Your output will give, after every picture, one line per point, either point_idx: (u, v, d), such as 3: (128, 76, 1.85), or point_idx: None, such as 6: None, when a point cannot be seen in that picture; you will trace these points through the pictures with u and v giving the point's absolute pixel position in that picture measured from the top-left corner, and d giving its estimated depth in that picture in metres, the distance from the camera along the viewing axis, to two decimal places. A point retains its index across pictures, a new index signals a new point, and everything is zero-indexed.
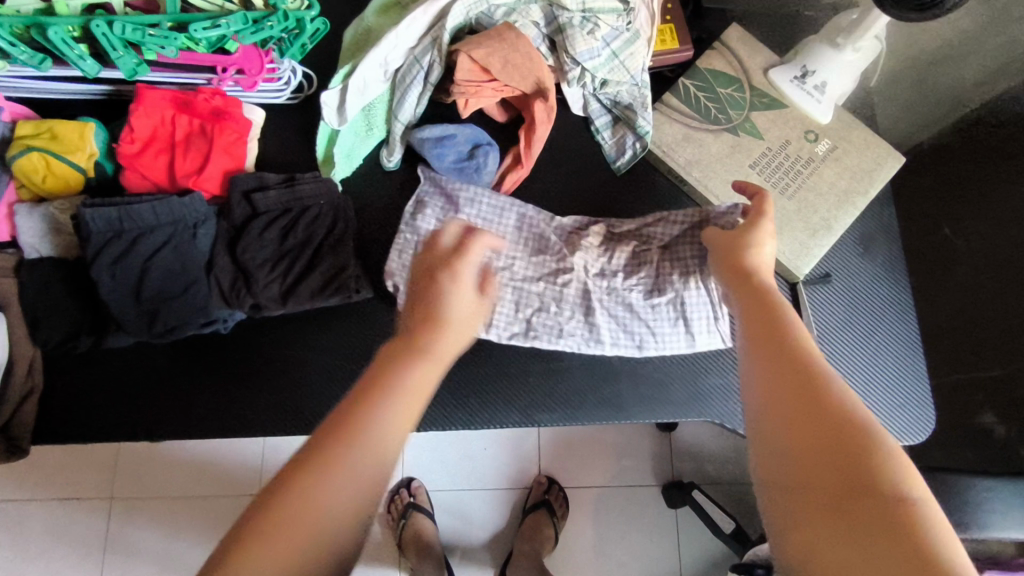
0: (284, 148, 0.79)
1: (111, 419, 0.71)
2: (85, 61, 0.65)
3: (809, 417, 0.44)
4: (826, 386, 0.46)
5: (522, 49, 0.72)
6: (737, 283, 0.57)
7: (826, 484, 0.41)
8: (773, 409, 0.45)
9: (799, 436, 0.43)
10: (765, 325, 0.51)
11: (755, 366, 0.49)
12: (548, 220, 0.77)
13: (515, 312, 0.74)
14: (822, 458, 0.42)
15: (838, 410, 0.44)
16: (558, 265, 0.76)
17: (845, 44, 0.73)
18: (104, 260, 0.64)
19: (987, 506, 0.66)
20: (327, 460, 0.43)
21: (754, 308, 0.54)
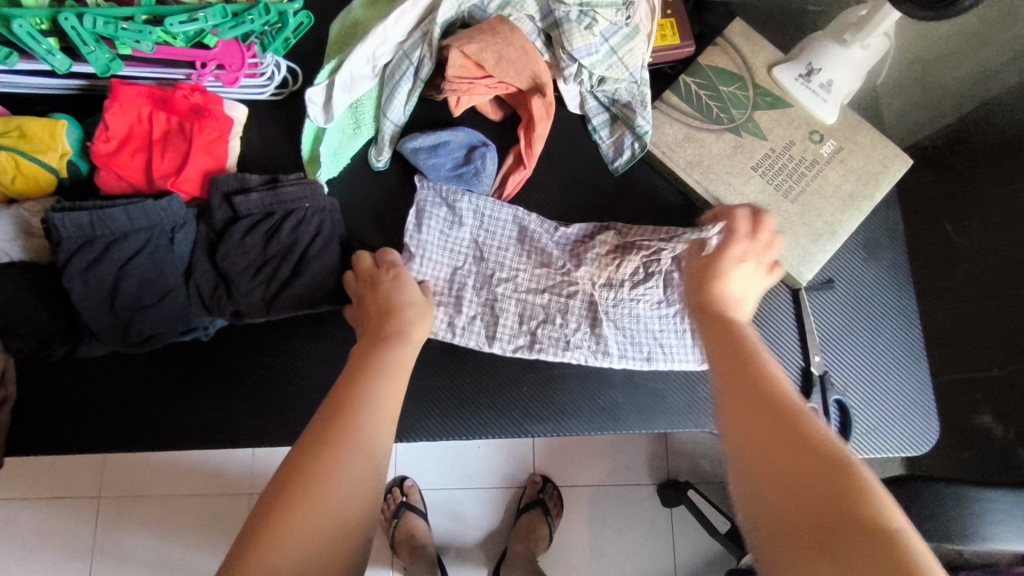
0: (268, 146, 0.75)
1: (89, 429, 0.68)
2: (55, 56, 0.61)
3: (788, 463, 0.41)
4: (804, 427, 0.43)
5: (516, 43, 0.69)
6: (705, 319, 0.56)
7: (802, 518, 0.38)
8: (751, 451, 0.43)
9: (777, 480, 0.40)
10: (734, 362, 0.49)
11: (727, 409, 0.47)
12: (553, 229, 0.74)
13: (519, 325, 0.73)
14: (800, 494, 0.39)
15: (812, 443, 0.41)
16: (563, 277, 0.74)
17: (852, 41, 0.69)
18: (75, 267, 0.61)
19: (989, 517, 0.62)
20: (341, 426, 0.48)
21: (723, 345, 0.52)
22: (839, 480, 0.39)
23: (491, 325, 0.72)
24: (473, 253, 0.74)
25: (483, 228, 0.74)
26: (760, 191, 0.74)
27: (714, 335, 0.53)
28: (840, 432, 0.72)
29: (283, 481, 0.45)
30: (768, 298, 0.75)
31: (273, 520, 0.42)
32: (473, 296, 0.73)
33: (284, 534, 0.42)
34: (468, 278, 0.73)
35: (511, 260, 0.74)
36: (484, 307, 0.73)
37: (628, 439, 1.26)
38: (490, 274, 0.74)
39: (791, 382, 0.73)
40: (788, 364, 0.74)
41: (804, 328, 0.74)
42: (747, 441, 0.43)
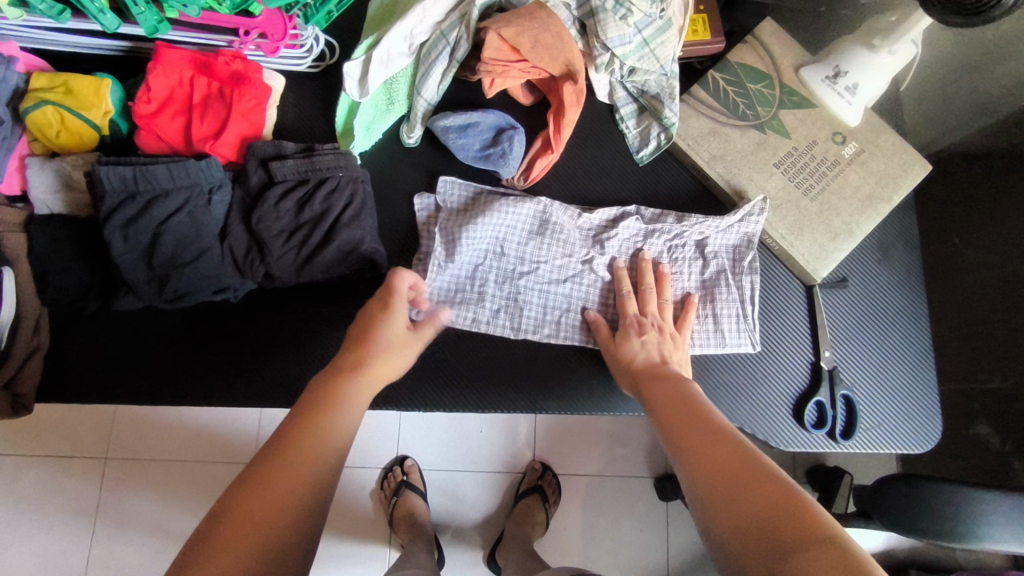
0: (303, 117, 0.77)
1: (114, 381, 0.70)
2: (105, 15, 0.63)
3: (729, 494, 0.46)
4: (730, 461, 0.48)
5: (553, 28, 0.70)
6: (650, 381, 0.63)
7: (752, 536, 0.42)
8: (706, 488, 0.48)
9: (722, 511, 0.45)
10: (677, 410, 0.57)
11: (681, 456, 0.52)
12: (576, 216, 0.76)
13: (544, 316, 0.74)
14: (748, 515, 0.44)
15: (753, 472, 0.47)
16: (583, 265, 0.75)
17: (881, 45, 0.70)
18: (117, 220, 0.64)
19: (989, 520, 0.64)
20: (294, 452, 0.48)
21: (672, 401, 0.59)
22: (780, 497, 0.44)
23: (515, 317, 0.74)
24: (494, 249, 0.75)
25: (505, 224, 0.74)
26: (780, 189, 0.76)
27: (662, 394, 0.60)
28: (845, 426, 0.74)
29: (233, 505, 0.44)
30: (782, 292, 0.77)
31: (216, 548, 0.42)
32: (497, 290, 0.74)
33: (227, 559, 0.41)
34: (490, 272, 0.75)
35: (532, 253, 0.75)
36: (508, 300, 0.74)
37: (628, 431, 1.28)
38: (512, 269, 0.75)
39: (800, 375, 0.75)
40: (799, 358, 0.75)
41: (816, 322, 0.76)
42: (697, 473, 0.49)
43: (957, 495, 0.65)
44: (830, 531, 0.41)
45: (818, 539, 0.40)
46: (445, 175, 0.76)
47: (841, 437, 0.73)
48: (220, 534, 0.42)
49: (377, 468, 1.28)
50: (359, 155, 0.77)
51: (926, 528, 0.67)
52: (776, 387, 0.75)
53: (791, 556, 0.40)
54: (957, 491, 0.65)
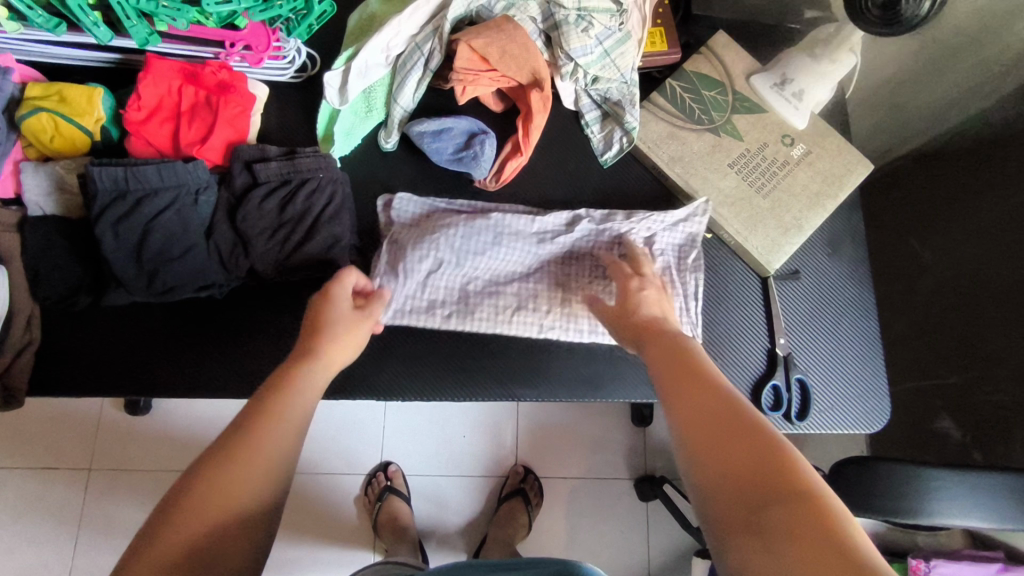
0: (286, 125, 0.82)
1: (105, 377, 0.73)
2: (99, 28, 0.67)
3: (720, 445, 0.49)
4: (723, 414, 0.51)
5: (519, 40, 0.76)
6: (646, 334, 0.65)
7: (733, 485, 0.46)
8: (695, 435, 0.51)
9: (715, 460, 0.48)
10: (672, 360, 0.59)
11: (673, 404, 0.55)
12: (527, 225, 0.79)
13: (493, 317, 0.78)
14: (732, 465, 0.47)
15: (742, 425, 0.49)
16: (529, 268, 0.80)
17: (822, 54, 0.78)
18: (108, 219, 0.67)
19: (935, 495, 0.69)
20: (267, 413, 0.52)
21: (666, 354, 0.60)
22: (765, 449, 0.47)
23: (466, 319, 0.78)
24: (449, 258, 0.78)
25: (460, 237, 0.77)
26: (735, 187, 0.81)
27: (657, 345, 0.63)
28: (800, 408, 0.78)
29: (178, 499, 0.45)
30: (737, 283, 0.82)
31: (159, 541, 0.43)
32: (447, 295, 0.78)
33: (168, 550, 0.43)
34: (443, 279, 0.78)
35: (484, 262, 0.78)
36: (457, 304, 0.78)
37: (607, 434, 1.32)
38: (460, 273, 0.78)
39: (757, 362, 0.80)
40: (755, 345, 0.80)
41: (771, 311, 0.81)
42: (688, 422, 0.52)
43: (901, 472, 0.70)
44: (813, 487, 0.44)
45: (797, 492, 0.43)
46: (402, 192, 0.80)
47: (796, 417, 0.78)
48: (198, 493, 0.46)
49: (361, 474, 1.30)
50: (339, 159, 0.81)
51: (888, 506, 0.70)
52: (735, 374, 0.79)
53: (772, 508, 0.43)
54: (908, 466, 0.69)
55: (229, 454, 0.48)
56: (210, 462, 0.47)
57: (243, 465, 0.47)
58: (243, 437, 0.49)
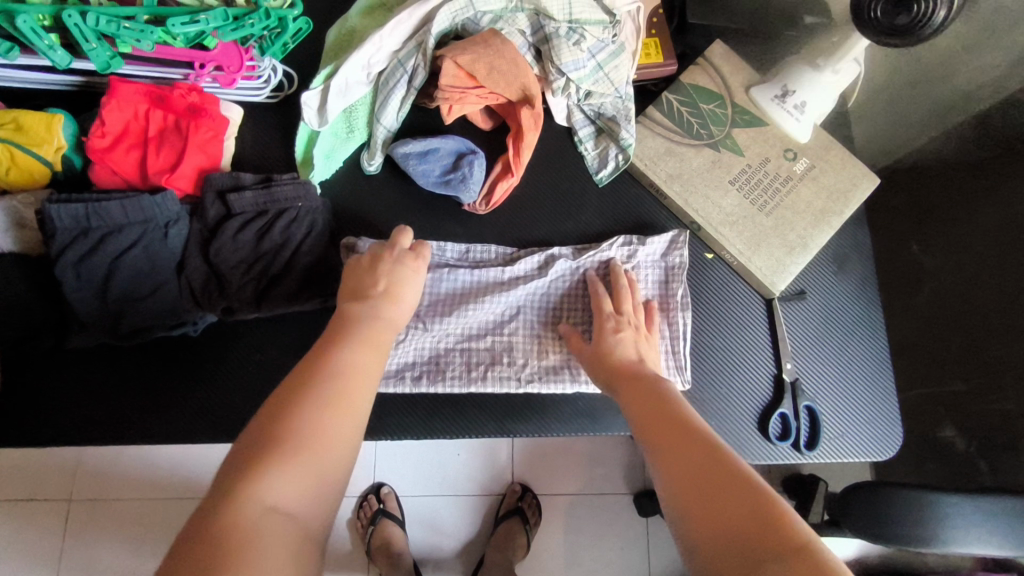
0: (262, 148, 0.77)
1: (71, 422, 0.68)
2: (56, 52, 0.63)
3: (707, 497, 0.46)
4: (709, 463, 0.48)
5: (507, 55, 0.72)
6: (627, 381, 0.63)
7: (731, 535, 0.43)
8: (683, 489, 0.47)
9: (702, 514, 0.45)
10: (653, 412, 0.57)
11: (655, 460, 0.52)
12: (497, 271, 0.75)
13: (467, 373, 0.73)
14: (724, 519, 0.44)
15: (732, 477, 0.46)
16: (501, 318, 0.75)
17: (824, 65, 0.74)
18: (69, 259, 0.63)
19: (949, 522, 0.63)
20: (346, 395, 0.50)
21: (646, 406, 0.58)
22: (756, 504, 0.44)
23: (437, 379, 0.73)
24: (414, 314, 0.74)
25: (422, 293, 0.75)
26: (736, 205, 0.78)
27: (638, 397, 0.60)
28: (809, 437, 0.75)
29: (286, 436, 0.46)
30: (742, 306, 0.78)
31: (269, 468, 0.43)
32: (416, 354, 0.74)
33: (283, 473, 0.44)
34: (411, 337, 0.74)
35: (452, 316, 0.74)
36: (428, 364, 0.73)
37: (605, 448, 1.27)
38: (426, 330, 0.74)
39: (763, 389, 0.76)
40: (761, 371, 0.77)
41: (776, 335, 0.77)
42: (671, 476, 0.49)
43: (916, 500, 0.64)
44: (800, 539, 0.41)
45: (788, 547, 0.40)
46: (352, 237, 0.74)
47: (806, 447, 0.74)
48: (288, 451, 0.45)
49: (353, 497, 1.25)
50: (320, 183, 0.77)
51: (902, 535, 0.65)
52: (740, 402, 0.76)
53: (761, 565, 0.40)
54: (920, 491, 0.64)
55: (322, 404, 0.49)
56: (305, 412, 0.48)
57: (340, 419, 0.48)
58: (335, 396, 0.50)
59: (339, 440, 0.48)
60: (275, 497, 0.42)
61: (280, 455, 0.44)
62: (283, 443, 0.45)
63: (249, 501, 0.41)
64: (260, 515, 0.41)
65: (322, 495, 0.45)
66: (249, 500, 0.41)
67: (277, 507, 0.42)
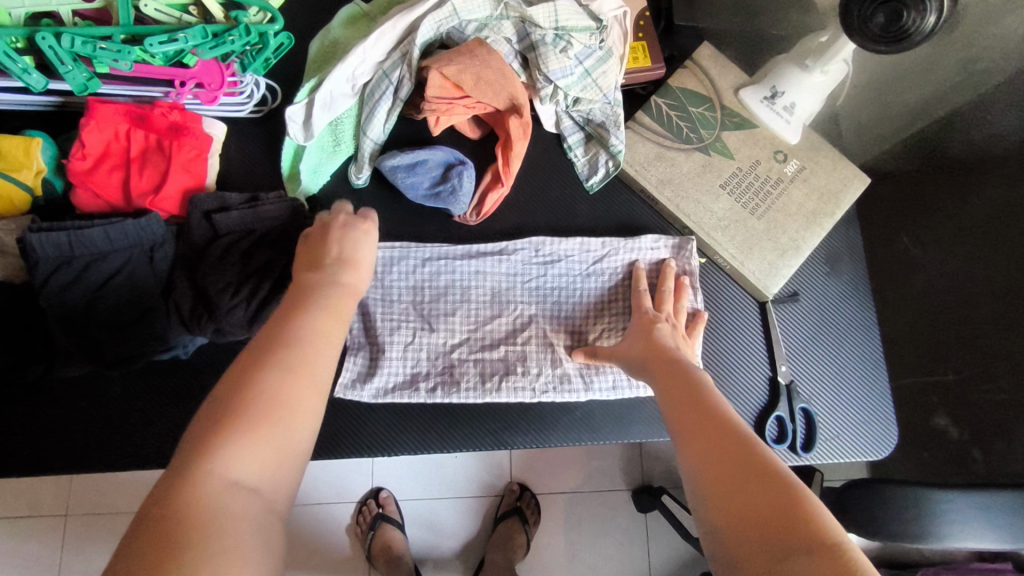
0: (247, 164, 0.76)
1: (62, 448, 0.67)
2: (31, 75, 0.61)
3: (733, 485, 0.43)
4: (740, 447, 0.46)
5: (494, 65, 0.71)
6: (657, 360, 0.61)
7: (750, 518, 0.41)
8: (708, 478, 0.45)
9: (728, 504, 0.42)
10: (680, 394, 0.54)
11: (682, 442, 0.49)
12: (503, 275, 0.76)
13: (482, 382, 0.73)
14: (745, 502, 0.42)
15: (759, 466, 0.44)
16: (514, 326, 0.75)
17: (813, 66, 0.73)
18: (53, 288, 0.62)
19: (946, 518, 0.62)
20: (303, 353, 0.47)
21: (675, 384, 0.56)
22: (785, 498, 0.41)
23: (453, 390, 0.73)
24: (420, 323, 0.74)
25: (425, 297, 0.75)
26: (728, 209, 0.77)
27: (664, 377, 0.58)
28: (805, 439, 0.75)
29: (235, 407, 0.42)
30: (736, 311, 0.79)
31: (227, 442, 0.40)
32: (427, 365, 0.73)
33: (243, 448, 0.40)
34: (422, 348, 0.74)
35: (460, 322, 0.75)
36: (441, 375, 0.73)
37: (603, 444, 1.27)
38: (437, 339, 0.74)
39: (758, 392, 0.76)
40: (756, 375, 0.77)
41: (771, 338, 0.77)
42: (696, 460, 0.46)
43: (914, 497, 0.63)
44: (834, 540, 0.38)
45: (823, 545, 0.38)
46: None
47: (802, 449, 0.75)
48: (241, 420, 0.42)
49: (351, 503, 1.25)
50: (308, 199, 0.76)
51: (898, 532, 0.64)
52: (737, 405, 0.76)
53: (794, 559, 0.37)
54: (917, 488, 0.63)
55: (272, 371, 0.45)
56: (258, 377, 0.44)
57: (301, 384, 0.45)
58: (290, 363, 0.46)
59: (303, 411, 0.44)
60: (236, 472, 0.40)
61: (238, 427, 0.41)
62: (241, 414, 0.42)
63: (207, 477, 0.39)
64: (220, 493, 0.39)
65: (285, 468, 0.42)
66: (208, 477, 0.39)
67: (239, 483, 0.39)
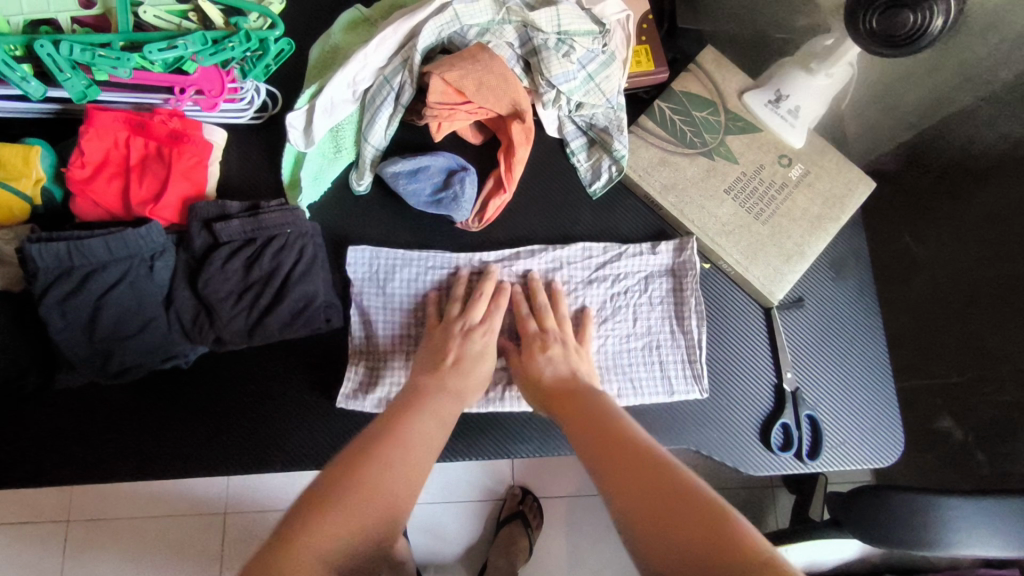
0: (247, 171, 0.76)
1: (61, 459, 0.67)
2: (29, 83, 0.61)
3: (663, 520, 0.45)
4: (660, 482, 0.48)
5: (496, 70, 0.70)
6: (562, 401, 0.63)
7: (676, 556, 0.43)
8: (635, 517, 0.47)
9: (655, 541, 0.45)
10: (597, 439, 0.55)
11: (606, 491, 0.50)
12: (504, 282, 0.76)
13: (484, 391, 0.73)
14: (666, 534, 0.44)
15: (684, 501, 0.46)
16: (516, 336, 0.75)
17: (818, 69, 0.72)
18: (52, 298, 0.61)
19: (954, 526, 0.62)
20: (396, 460, 0.51)
21: (591, 433, 0.56)
22: (711, 529, 0.43)
23: None
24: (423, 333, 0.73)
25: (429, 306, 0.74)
26: (732, 214, 0.77)
27: (583, 427, 0.58)
28: (811, 446, 0.75)
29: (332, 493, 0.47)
30: (741, 316, 0.78)
31: (321, 521, 0.45)
32: None
33: (329, 528, 0.44)
34: None
35: None
36: None
37: None
38: None
39: (764, 399, 0.76)
40: (762, 382, 0.76)
41: (776, 344, 0.77)
42: (624, 505, 0.48)
43: (921, 505, 0.63)
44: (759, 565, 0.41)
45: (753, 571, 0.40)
46: (353, 247, 0.74)
47: (808, 457, 0.74)
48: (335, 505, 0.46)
49: None
50: (308, 206, 0.75)
51: (906, 540, 0.63)
52: (741, 412, 0.75)
53: None
54: (925, 495, 0.63)
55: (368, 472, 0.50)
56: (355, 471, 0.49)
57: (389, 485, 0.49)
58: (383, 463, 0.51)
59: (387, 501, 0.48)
60: (322, 549, 0.43)
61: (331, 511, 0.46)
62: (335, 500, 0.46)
63: (297, 549, 0.43)
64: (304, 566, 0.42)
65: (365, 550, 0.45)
66: (298, 550, 0.43)
67: (324, 559, 0.43)
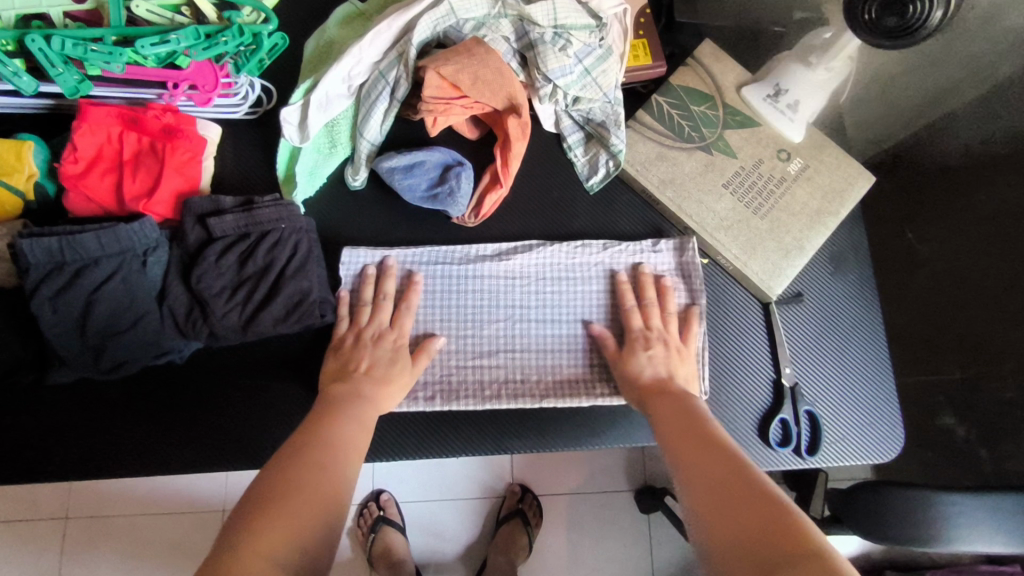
0: (242, 167, 0.75)
1: (55, 456, 0.66)
2: (21, 78, 0.61)
3: (726, 505, 0.50)
4: (734, 473, 0.53)
5: (492, 64, 0.70)
6: (652, 392, 0.67)
7: (735, 533, 0.47)
8: (703, 499, 0.52)
9: (716, 520, 0.49)
10: (680, 429, 0.60)
11: (681, 476, 0.55)
12: (501, 278, 0.74)
13: (480, 390, 0.72)
14: (728, 516, 0.49)
15: (751, 491, 0.50)
16: (516, 334, 0.73)
17: (818, 63, 0.72)
18: (44, 293, 0.61)
19: (954, 522, 0.61)
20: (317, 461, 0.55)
21: (673, 423, 0.61)
22: (771, 514, 0.47)
23: (452, 397, 0.71)
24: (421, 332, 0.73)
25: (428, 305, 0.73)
26: (730, 209, 0.76)
27: (665, 417, 0.63)
28: (810, 442, 0.74)
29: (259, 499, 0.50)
30: (739, 311, 0.77)
31: (256, 527, 0.47)
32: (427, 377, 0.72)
33: (263, 531, 0.47)
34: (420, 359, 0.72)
35: (457, 329, 0.73)
36: (439, 385, 0.72)
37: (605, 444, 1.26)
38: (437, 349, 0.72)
39: (762, 395, 0.75)
40: (760, 379, 0.76)
41: (775, 340, 0.76)
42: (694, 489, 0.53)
43: (921, 501, 0.62)
44: (816, 547, 0.44)
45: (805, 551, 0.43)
46: (348, 248, 0.74)
47: (807, 453, 0.74)
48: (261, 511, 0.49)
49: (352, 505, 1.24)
50: (304, 202, 0.75)
51: (905, 535, 0.63)
52: (739, 409, 0.75)
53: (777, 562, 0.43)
54: (924, 491, 0.62)
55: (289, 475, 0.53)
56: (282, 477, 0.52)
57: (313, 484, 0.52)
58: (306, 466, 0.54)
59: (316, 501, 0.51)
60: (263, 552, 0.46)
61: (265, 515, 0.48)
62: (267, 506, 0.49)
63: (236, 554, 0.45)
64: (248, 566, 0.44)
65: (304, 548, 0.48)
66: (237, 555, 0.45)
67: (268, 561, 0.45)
